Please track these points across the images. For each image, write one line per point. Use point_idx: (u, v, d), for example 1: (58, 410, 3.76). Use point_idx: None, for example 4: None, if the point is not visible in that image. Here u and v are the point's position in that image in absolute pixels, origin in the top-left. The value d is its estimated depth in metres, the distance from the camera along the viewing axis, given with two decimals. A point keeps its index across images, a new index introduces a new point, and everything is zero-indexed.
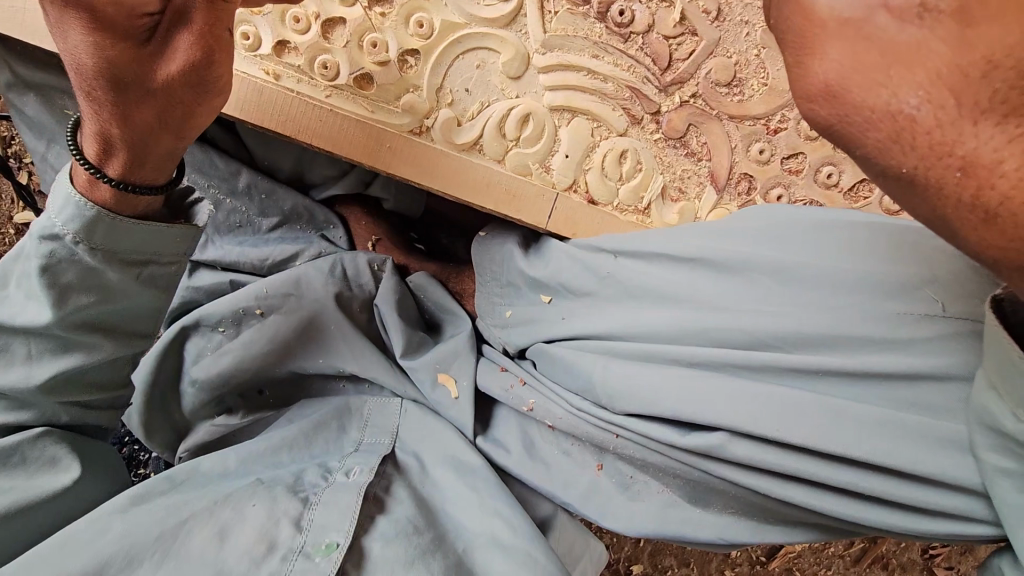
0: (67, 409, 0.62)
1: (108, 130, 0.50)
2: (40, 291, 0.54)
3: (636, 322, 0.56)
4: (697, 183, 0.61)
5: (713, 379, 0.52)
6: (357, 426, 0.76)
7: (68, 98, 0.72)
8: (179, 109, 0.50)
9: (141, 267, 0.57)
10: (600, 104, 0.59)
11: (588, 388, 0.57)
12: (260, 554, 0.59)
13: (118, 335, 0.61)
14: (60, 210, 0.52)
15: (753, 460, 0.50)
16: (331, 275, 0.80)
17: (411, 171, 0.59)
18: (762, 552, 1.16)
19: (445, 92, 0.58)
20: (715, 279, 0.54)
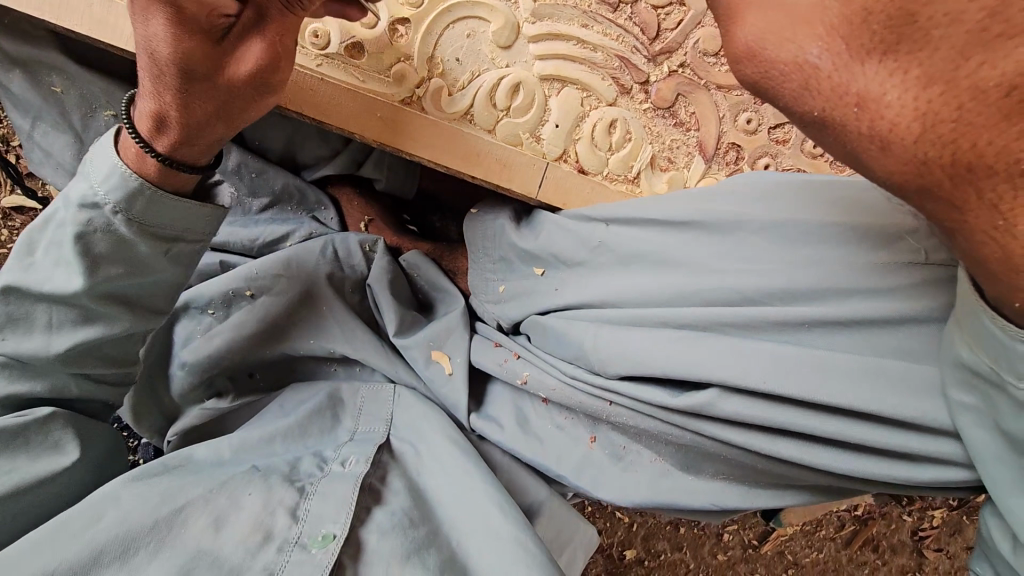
0: (76, 382, 0.62)
1: (167, 114, 0.52)
2: (74, 257, 0.55)
3: (625, 290, 0.57)
4: (686, 153, 0.61)
5: (710, 342, 0.52)
6: (351, 414, 0.75)
7: (56, 74, 0.71)
8: (238, 105, 0.53)
9: (169, 243, 0.58)
10: (589, 73, 0.59)
11: (580, 355, 0.58)
12: (254, 543, 0.59)
13: (138, 310, 0.61)
14: (102, 179, 0.54)
15: (743, 417, 0.50)
16: (324, 254, 0.79)
17: (408, 141, 0.59)
18: (754, 535, 1.17)
19: (436, 61, 0.58)
20: (707, 240, 0.55)
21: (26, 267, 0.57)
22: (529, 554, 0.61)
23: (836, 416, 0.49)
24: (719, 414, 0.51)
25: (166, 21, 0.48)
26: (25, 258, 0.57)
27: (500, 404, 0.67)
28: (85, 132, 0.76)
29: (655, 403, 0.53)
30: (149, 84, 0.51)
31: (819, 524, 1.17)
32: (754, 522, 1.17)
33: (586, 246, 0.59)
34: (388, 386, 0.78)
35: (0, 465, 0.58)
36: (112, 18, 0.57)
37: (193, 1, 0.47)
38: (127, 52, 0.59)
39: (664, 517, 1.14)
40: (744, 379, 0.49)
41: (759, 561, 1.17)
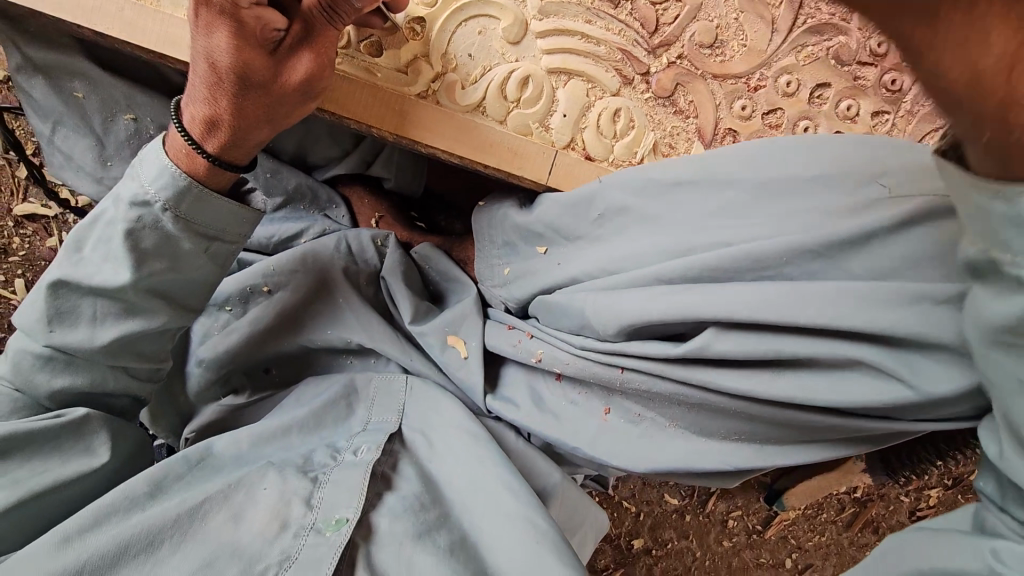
0: (113, 374, 0.64)
1: (220, 117, 0.56)
2: (123, 252, 0.58)
3: (622, 252, 0.61)
4: (686, 139, 0.65)
5: (706, 290, 0.55)
6: (364, 405, 0.76)
7: (78, 79, 0.74)
8: (282, 109, 0.57)
9: (210, 241, 0.61)
10: (593, 65, 0.63)
11: (584, 324, 0.62)
12: (272, 533, 0.60)
13: (176, 305, 0.64)
14: (153, 178, 0.57)
15: (740, 353, 0.54)
16: (338, 250, 0.82)
17: (427, 134, 0.63)
18: (758, 520, 1.20)
19: (449, 57, 0.62)
20: (710, 199, 0.58)
21: (74, 261, 0.60)
22: (534, 528, 0.62)
23: (830, 337, 0.52)
24: (715, 354, 0.54)
25: (227, 32, 0.52)
26: (73, 254, 0.60)
27: (513, 385, 0.70)
28: (105, 136, 0.78)
29: (657, 354, 0.57)
30: (204, 89, 0.55)
31: (820, 508, 1.20)
32: (756, 508, 1.20)
33: (584, 219, 0.63)
34: (400, 376, 0.78)
35: (33, 466, 0.59)
36: (141, 22, 0.61)
37: (252, 16, 0.51)
38: (154, 53, 0.62)
39: (669, 505, 1.17)
40: (733, 316, 0.53)
41: (763, 546, 1.20)
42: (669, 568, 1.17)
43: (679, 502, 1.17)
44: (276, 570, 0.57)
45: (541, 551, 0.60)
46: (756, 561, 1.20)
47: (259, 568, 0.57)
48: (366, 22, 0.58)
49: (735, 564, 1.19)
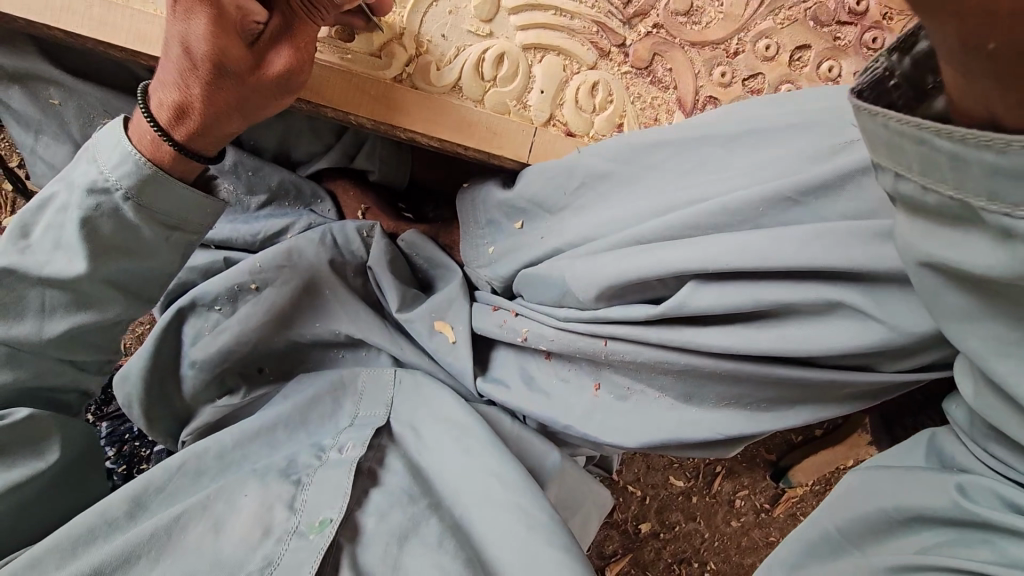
0: (62, 367, 0.65)
1: (190, 104, 0.56)
2: (78, 241, 0.58)
3: (603, 223, 0.62)
4: (667, 109, 0.64)
5: (682, 245, 0.55)
6: (352, 399, 0.76)
7: (53, 87, 0.73)
8: (255, 99, 0.57)
9: (171, 230, 0.61)
10: (568, 40, 0.63)
11: (565, 293, 0.64)
12: (255, 539, 0.61)
13: (130, 295, 0.64)
14: (115, 165, 0.57)
15: (720, 306, 0.54)
16: (322, 243, 0.81)
17: (407, 120, 0.62)
18: (766, 499, 1.19)
19: (423, 38, 0.61)
20: (681, 160, 0.59)
21: (23, 249, 0.60)
22: (527, 522, 0.63)
23: (809, 282, 0.51)
24: (692, 310, 0.55)
25: (205, 19, 0.52)
26: (20, 241, 0.60)
27: (505, 368, 0.73)
28: (84, 142, 0.77)
29: (639, 318, 0.59)
30: (176, 74, 0.55)
31: (828, 483, 1.19)
32: (763, 487, 1.19)
33: (565, 189, 0.64)
34: (390, 369, 0.78)
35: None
36: (109, 17, 0.61)
37: (233, 5, 0.52)
38: (126, 50, 0.62)
39: (676, 488, 1.17)
40: (712, 267, 0.52)
41: (772, 526, 1.19)
42: (678, 550, 1.16)
43: (685, 484, 1.17)
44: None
45: (538, 543, 0.61)
46: (766, 539, 1.19)
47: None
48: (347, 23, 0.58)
49: (744, 544, 1.18)
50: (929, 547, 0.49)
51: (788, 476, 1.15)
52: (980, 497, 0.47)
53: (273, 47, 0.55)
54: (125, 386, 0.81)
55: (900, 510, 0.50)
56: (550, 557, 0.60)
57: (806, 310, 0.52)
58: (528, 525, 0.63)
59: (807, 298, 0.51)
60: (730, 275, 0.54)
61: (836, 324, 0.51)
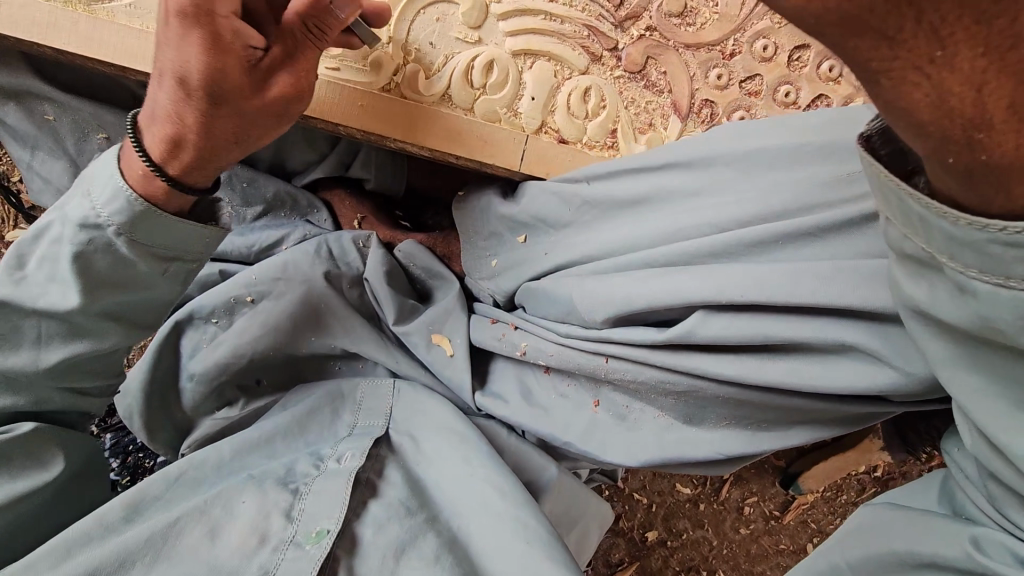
0: (61, 395, 0.65)
1: (184, 137, 0.54)
2: (72, 275, 0.57)
3: (606, 241, 0.59)
4: (662, 114, 0.63)
5: (693, 272, 0.52)
6: (351, 410, 0.76)
7: (47, 103, 0.73)
8: (253, 127, 0.56)
9: (170, 262, 0.60)
10: (558, 45, 0.61)
11: (570, 311, 0.61)
12: (251, 547, 0.60)
13: (126, 324, 0.64)
14: (106, 201, 0.55)
15: (729, 336, 0.51)
16: (318, 255, 0.80)
17: (396, 131, 0.61)
18: (775, 506, 1.17)
19: (411, 47, 0.60)
20: (687, 181, 0.56)
21: (18, 280, 0.59)
22: (527, 536, 0.62)
23: (823, 318, 0.49)
24: (702, 339, 0.52)
25: (200, 46, 0.51)
26: (16, 272, 0.59)
27: (504, 382, 0.71)
28: (79, 157, 0.77)
29: (643, 342, 0.56)
30: (168, 106, 0.54)
31: (839, 489, 1.17)
32: (773, 493, 1.17)
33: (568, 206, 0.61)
34: (388, 381, 0.78)
35: None
36: (97, 33, 0.60)
37: (230, 29, 0.52)
38: (114, 66, 0.62)
39: (682, 495, 1.15)
40: (722, 298, 0.50)
41: (782, 533, 1.17)
42: (685, 558, 1.14)
43: (692, 490, 1.15)
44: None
45: (536, 559, 0.59)
46: (776, 547, 1.16)
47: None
48: (347, 41, 0.57)
49: (754, 552, 1.16)
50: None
51: (798, 482, 1.12)
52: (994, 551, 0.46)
53: (274, 71, 0.54)
54: (125, 399, 0.81)
55: (916, 556, 0.50)
56: (548, 572, 0.58)
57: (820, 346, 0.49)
58: (527, 540, 0.61)
59: (821, 338, 0.48)
60: (743, 306, 0.50)
61: (846, 359, 0.49)
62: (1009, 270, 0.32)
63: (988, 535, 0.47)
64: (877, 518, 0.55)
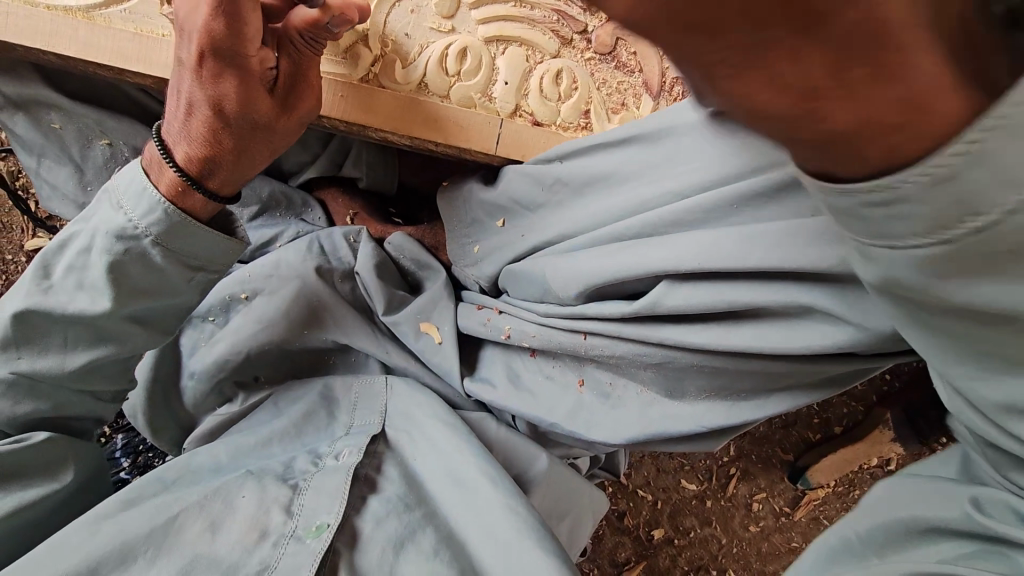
0: (79, 399, 0.64)
1: (223, 154, 0.57)
2: (105, 283, 0.57)
3: (582, 217, 0.59)
4: (634, 94, 0.65)
5: (659, 242, 0.52)
6: (346, 411, 0.76)
7: (54, 111, 0.77)
8: (279, 137, 0.60)
9: (197, 272, 0.60)
10: (529, 30, 0.64)
11: (546, 288, 0.61)
12: (251, 542, 0.60)
13: (151, 327, 0.63)
14: (142, 212, 0.55)
15: (698, 304, 0.50)
16: (309, 251, 0.82)
17: (376, 120, 0.63)
18: (785, 502, 1.14)
19: (387, 37, 0.62)
20: (647, 151, 0.57)
21: (45, 289, 0.58)
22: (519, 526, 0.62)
23: (780, 282, 0.47)
24: (667, 309, 0.52)
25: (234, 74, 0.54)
26: (41, 281, 0.58)
27: (492, 367, 0.70)
28: (84, 162, 0.81)
29: (615, 315, 0.55)
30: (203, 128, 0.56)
31: (852, 485, 1.13)
32: (782, 488, 1.14)
33: (541, 187, 0.62)
34: (381, 378, 0.78)
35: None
36: (96, 38, 0.64)
37: (256, 58, 0.55)
38: (112, 69, 0.66)
39: (688, 491, 1.13)
40: (680, 268, 0.50)
41: (794, 530, 1.13)
42: (694, 558, 1.11)
43: (697, 486, 1.13)
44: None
45: (522, 547, 0.60)
46: (788, 545, 1.13)
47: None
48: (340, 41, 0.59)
49: (766, 550, 1.13)
50: (935, 561, 0.46)
51: (807, 476, 1.10)
52: (996, 511, 0.45)
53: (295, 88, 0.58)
54: (131, 398, 0.83)
55: None
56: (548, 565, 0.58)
57: (794, 316, 0.48)
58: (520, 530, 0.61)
59: (785, 302, 0.47)
60: (705, 274, 0.50)
61: (819, 320, 0.47)
62: (885, 231, 0.28)
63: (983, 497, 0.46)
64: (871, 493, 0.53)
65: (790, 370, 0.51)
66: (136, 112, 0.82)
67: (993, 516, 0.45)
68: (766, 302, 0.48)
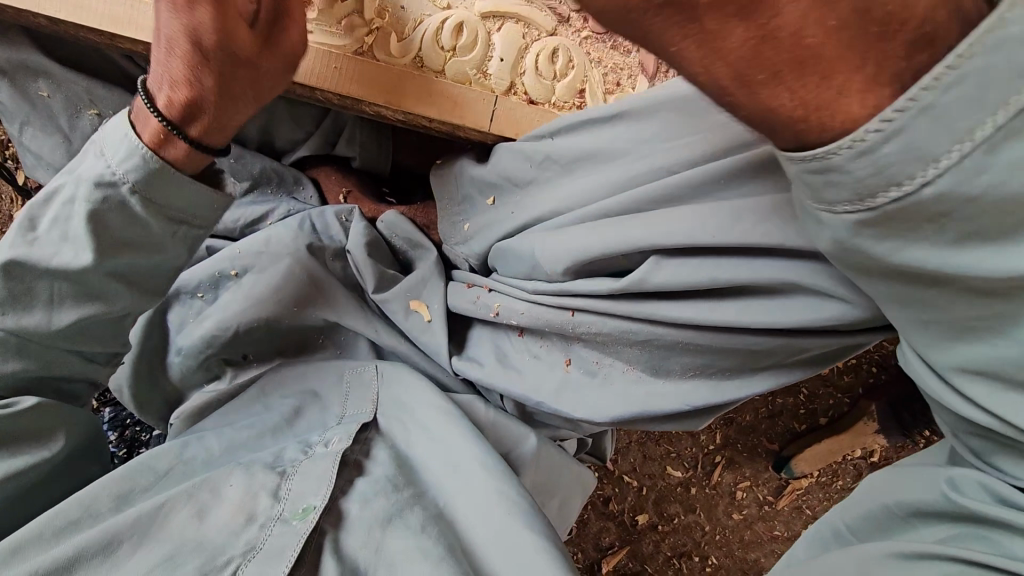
0: (74, 359, 0.62)
1: (205, 98, 0.54)
2: (85, 233, 0.54)
3: (574, 196, 0.59)
4: (631, 74, 0.67)
5: (649, 218, 0.52)
6: (338, 401, 0.73)
7: (41, 78, 0.76)
8: (263, 81, 0.57)
9: (179, 225, 0.58)
10: (526, 6, 0.64)
11: (535, 266, 0.61)
12: (238, 525, 0.58)
13: (137, 288, 0.61)
14: (121, 157, 0.53)
15: (685, 281, 0.50)
16: (300, 229, 0.82)
17: (370, 93, 0.63)
18: (769, 491, 1.15)
19: (382, 10, 0.62)
20: (637, 128, 0.57)
21: (28, 241, 0.56)
22: (510, 507, 0.62)
23: (769, 255, 0.47)
24: (656, 285, 0.52)
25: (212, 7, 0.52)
26: (27, 234, 0.56)
27: (480, 346, 0.70)
28: (71, 131, 0.79)
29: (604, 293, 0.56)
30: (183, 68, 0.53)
31: (835, 475, 1.15)
32: (766, 478, 1.16)
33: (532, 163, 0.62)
34: (370, 365, 0.76)
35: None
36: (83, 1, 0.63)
37: None
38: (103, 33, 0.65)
39: (673, 479, 1.14)
40: (667, 241, 0.50)
41: (777, 518, 1.15)
42: (677, 544, 1.12)
43: (683, 474, 1.14)
44: (240, 561, 0.56)
45: (515, 528, 0.60)
46: (771, 533, 1.15)
47: (223, 560, 0.56)
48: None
49: (748, 538, 1.14)
50: None
51: (790, 465, 1.11)
52: (968, 489, 0.45)
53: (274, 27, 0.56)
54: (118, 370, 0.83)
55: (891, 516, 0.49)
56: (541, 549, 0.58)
57: (781, 292, 0.48)
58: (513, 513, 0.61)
59: (768, 278, 0.47)
60: (693, 249, 0.50)
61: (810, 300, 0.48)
62: (827, 195, 0.34)
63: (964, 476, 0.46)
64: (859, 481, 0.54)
65: (775, 350, 0.52)
66: (126, 83, 0.81)
67: (968, 495, 0.45)
68: (752, 277, 0.48)
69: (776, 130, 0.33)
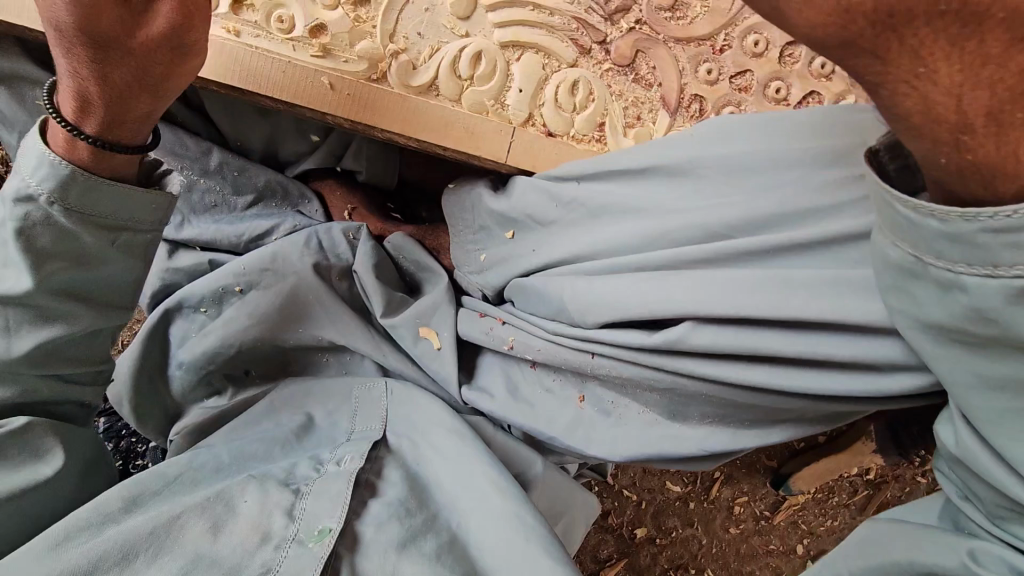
0: (47, 383, 0.59)
1: (88, 92, 0.50)
2: (17, 253, 0.52)
3: (598, 239, 0.58)
4: (651, 109, 0.64)
5: (689, 278, 0.52)
6: (347, 417, 0.72)
7: (36, 87, 0.73)
8: (156, 70, 0.51)
9: (118, 233, 0.56)
10: (547, 36, 0.62)
11: (559, 310, 0.60)
12: (252, 543, 0.58)
13: (95, 305, 0.58)
14: (34, 170, 0.51)
15: (718, 347, 0.51)
16: (308, 247, 0.79)
17: (384, 121, 0.61)
18: (766, 506, 1.17)
19: (399, 37, 0.60)
20: (666, 189, 0.56)
21: None
22: (523, 526, 0.61)
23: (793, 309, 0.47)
24: (692, 347, 0.52)
25: None
26: None
27: (492, 377, 0.69)
28: None
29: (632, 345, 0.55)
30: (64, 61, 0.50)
31: (831, 491, 1.17)
32: (763, 493, 1.17)
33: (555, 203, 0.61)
34: (381, 382, 0.75)
35: None
36: None
37: None
38: None
39: (672, 493, 1.15)
40: (704, 306, 0.50)
41: (772, 533, 1.17)
42: (675, 556, 1.14)
43: (682, 488, 1.15)
44: None
45: (527, 547, 0.59)
46: (766, 547, 1.17)
47: None
48: None
49: (744, 551, 1.16)
50: None
51: (789, 483, 1.13)
52: (991, 564, 0.46)
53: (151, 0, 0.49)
54: (115, 385, 0.79)
55: (910, 565, 0.49)
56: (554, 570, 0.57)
57: (809, 360, 0.50)
58: (527, 533, 0.60)
59: (808, 352, 0.49)
60: (739, 319, 0.51)
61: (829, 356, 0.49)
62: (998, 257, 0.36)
63: (984, 548, 0.47)
64: (876, 527, 0.54)
65: (790, 399, 0.52)
66: None
67: (989, 568, 0.46)
68: (795, 348, 0.49)
69: (975, 181, 0.36)
